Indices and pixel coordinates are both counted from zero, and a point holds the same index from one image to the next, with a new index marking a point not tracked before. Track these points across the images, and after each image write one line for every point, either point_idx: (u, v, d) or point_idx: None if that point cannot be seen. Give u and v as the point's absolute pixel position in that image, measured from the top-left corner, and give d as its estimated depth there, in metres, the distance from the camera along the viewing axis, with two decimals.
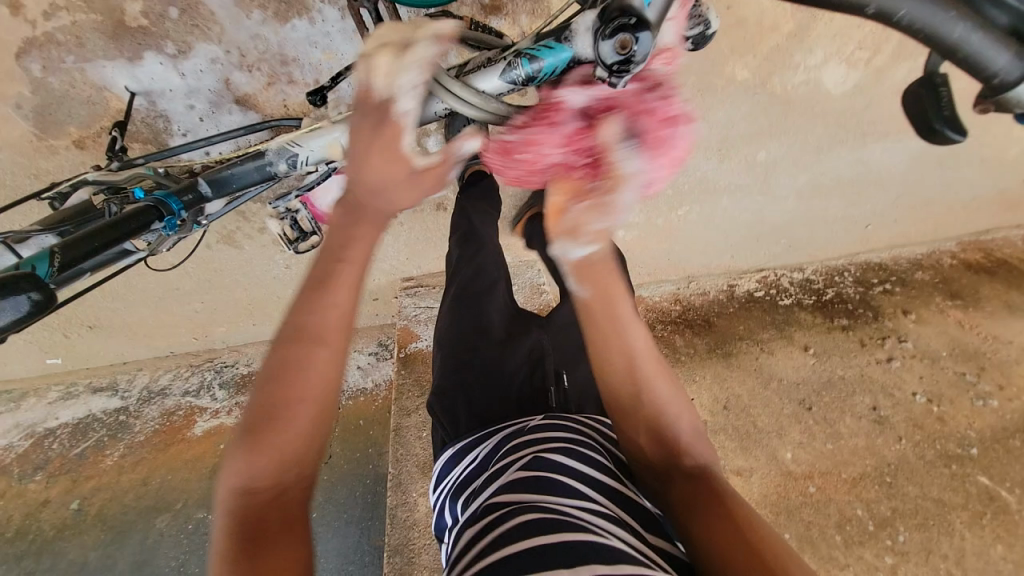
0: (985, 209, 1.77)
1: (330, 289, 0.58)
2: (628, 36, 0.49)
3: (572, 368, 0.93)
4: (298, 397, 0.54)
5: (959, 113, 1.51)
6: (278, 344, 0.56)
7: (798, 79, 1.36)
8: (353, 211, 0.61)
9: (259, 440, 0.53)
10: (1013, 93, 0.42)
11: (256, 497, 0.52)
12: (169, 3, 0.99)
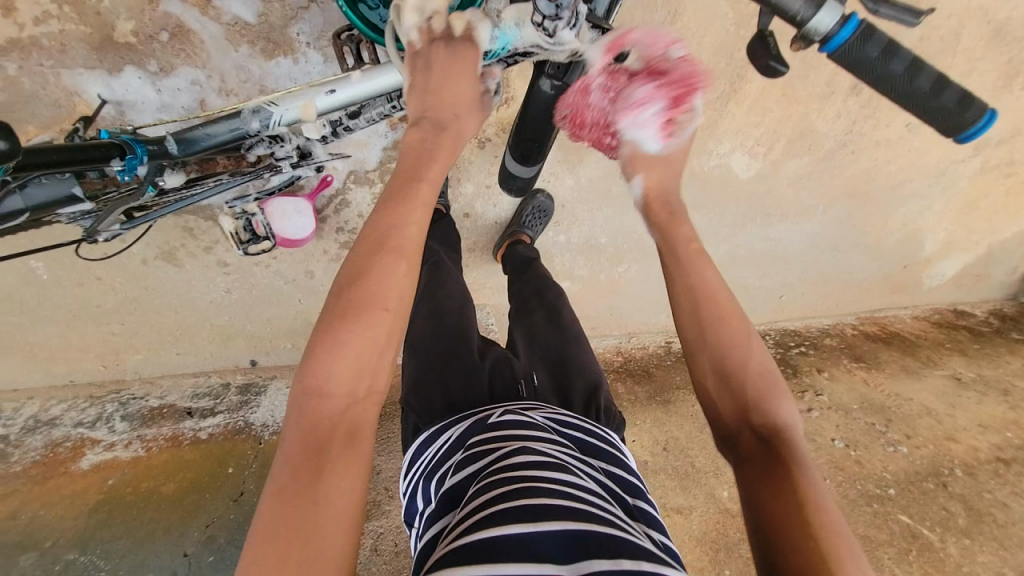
0: (875, 290, 2.06)
1: (406, 201, 0.63)
2: None
3: (540, 368, 0.87)
4: (378, 303, 0.59)
5: (843, 205, 1.84)
6: (357, 247, 0.61)
7: (713, 163, 1.63)
8: (428, 129, 0.70)
9: (341, 339, 0.57)
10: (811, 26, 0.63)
11: (328, 401, 0.57)
12: (163, 28, 1.09)
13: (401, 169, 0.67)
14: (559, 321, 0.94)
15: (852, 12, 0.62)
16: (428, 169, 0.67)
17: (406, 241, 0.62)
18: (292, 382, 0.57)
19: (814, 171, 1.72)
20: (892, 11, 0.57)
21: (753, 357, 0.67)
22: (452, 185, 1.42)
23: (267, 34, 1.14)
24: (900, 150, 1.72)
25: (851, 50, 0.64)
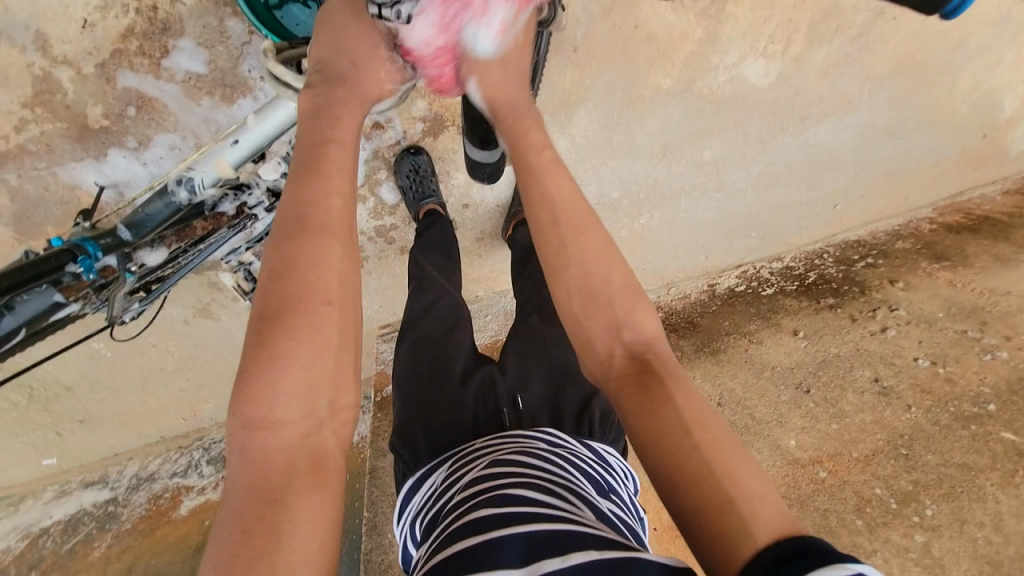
0: (949, 169, 1.76)
1: (323, 175, 0.62)
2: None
3: (526, 388, 0.85)
4: (320, 298, 0.58)
5: (895, 83, 1.56)
6: (281, 240, 0.59)
7: (722, 80, 1.42)
8: (334, 85, 0.69)
9: (287, 344, 0.56)
10: None
11: (285, 422, 0.55)
12: (128, 103, 1.12)
13: (307, 141, 0.64)
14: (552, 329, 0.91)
15: None
16: (335, 144, 0.65)
17: (336, 222, 0.61)
18: (230, 417, 0.55)
19: (851, 55, 1.47)
20: None
21: (612, 273, 0.69)
22: (442, 180, 1.37)
23: (221, 80, 1.13)
24: None
25: None
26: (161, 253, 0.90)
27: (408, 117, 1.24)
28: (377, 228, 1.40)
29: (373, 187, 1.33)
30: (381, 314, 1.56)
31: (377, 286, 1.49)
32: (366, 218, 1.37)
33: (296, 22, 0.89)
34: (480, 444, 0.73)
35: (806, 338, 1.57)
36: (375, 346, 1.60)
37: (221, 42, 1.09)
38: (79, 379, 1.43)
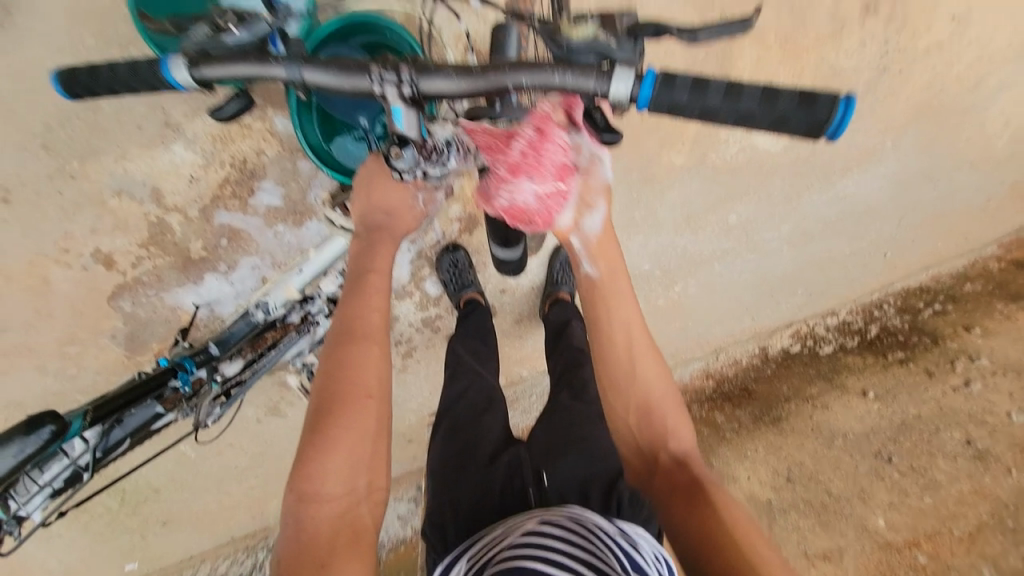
0: (1008, 204, 1.69)
1: (365, 295, 0.73)
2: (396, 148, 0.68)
3: (552, 464, 0.86)
4: (361, 394, 0.68)
5: (920, 128, 1.57)
6: (333, 345, 0.70)
7: (734, 150, 1.50)
8: (373, 233, 0.79)
9: (334, 436, 0.66)
10: (612, 96, 0.54)
11: (331, 499, 0.65)
12: (221, 236, 1.36)
13: (354, 274, 0.76)
14: (581, 404, 0.93)
15: (646, 66, 0.53)
16: (377, 271, 0.76)
17: (374, 330, 0.72)
18: (289, 489, 0.66)
19: (863, 111, 1.52)
20: (710, 32, 0.55)
21: (666, 392, 0.80)
22: (480, 270, 1.48)
23: (293, 209, 1.37)
24: (961, 49, 1.48)
25: (666, 101, 0.53)
26: (239, 363, 1.01)
27: (446, 220, 1.41)
28: (424, 318, 1.51)
29: (419, 282, 1.47)
30: (430, 402, 1.61)
31: (426, 374, 1.57)
32: (414, 312, 1.50)
33: (349, 153, 1.10)
34: (509, 527, 0.71)
35: (878, 398, 1.57)
36: (426, 434, 1.64)
37: (294, 180, 1.34)
38: (165, 481, 1.56)
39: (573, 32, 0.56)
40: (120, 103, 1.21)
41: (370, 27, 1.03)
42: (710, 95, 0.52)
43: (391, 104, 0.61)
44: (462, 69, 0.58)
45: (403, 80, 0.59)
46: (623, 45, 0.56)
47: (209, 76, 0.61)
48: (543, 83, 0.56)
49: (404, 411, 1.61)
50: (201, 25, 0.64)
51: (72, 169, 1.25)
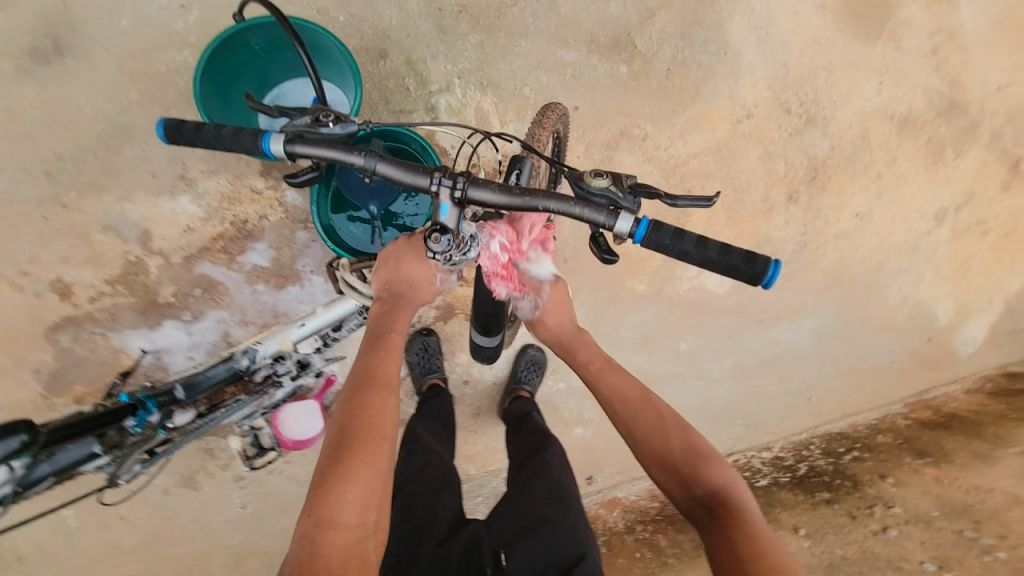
0: (910, 369, 1.96)
1: (391, 341, 0.80)
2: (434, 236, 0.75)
3: (512, 544, 0.83)
4: (381, 433, 0.70)
5: (835, 292, 1.89)
6: (357, 385, 0.74)
7: (686, 287, 1.72)
8: (397, 295, 0.87)
9: (355, 469, 0.66)
10: (614, 230, 0.68)
11: (343, 532, 0.64)
12: (196, 286, 1.37)
13: (379, 324, 0.82)
14: (541, 483, 0.92)
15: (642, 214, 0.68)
16: (397, 330, 0.83)
17: (394, 374, 0.77)
18: (304, 517, 0.64)
19: (787, 272, 1.84)
20: (686, 201, 0.76)
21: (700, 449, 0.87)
22: (447, 358, 1.53)
23: (278, 271, 1.41)
24: (859, 237, 1.88)
25: (654, 239, 0.68)
26: (191, 413, 1.02)
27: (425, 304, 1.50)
28: None
29: None
30: None
31: None
32: None
33: (351, 233, 1.26)
34: None
35: (808, 536, 1.60)
36: None
37: (288, 245, 1.40)
38: (34, 549, 1.35)
39: (591, 180, 0.70)
40: (141, 151, 1.30)
41: (401, 140, 1.20)
42: (686, 242, 0.67)
43: (440, 201, 0.74)
44: (504, 187, 0.72)
45: (456, 187, 0.72)
46: (627, 197, 0.70)
47: (300, 152, 0.74)
48: (565, 211, 0.71)
49: None
50: (305, 113, 0.75)
51: (68, 200, 1.28)
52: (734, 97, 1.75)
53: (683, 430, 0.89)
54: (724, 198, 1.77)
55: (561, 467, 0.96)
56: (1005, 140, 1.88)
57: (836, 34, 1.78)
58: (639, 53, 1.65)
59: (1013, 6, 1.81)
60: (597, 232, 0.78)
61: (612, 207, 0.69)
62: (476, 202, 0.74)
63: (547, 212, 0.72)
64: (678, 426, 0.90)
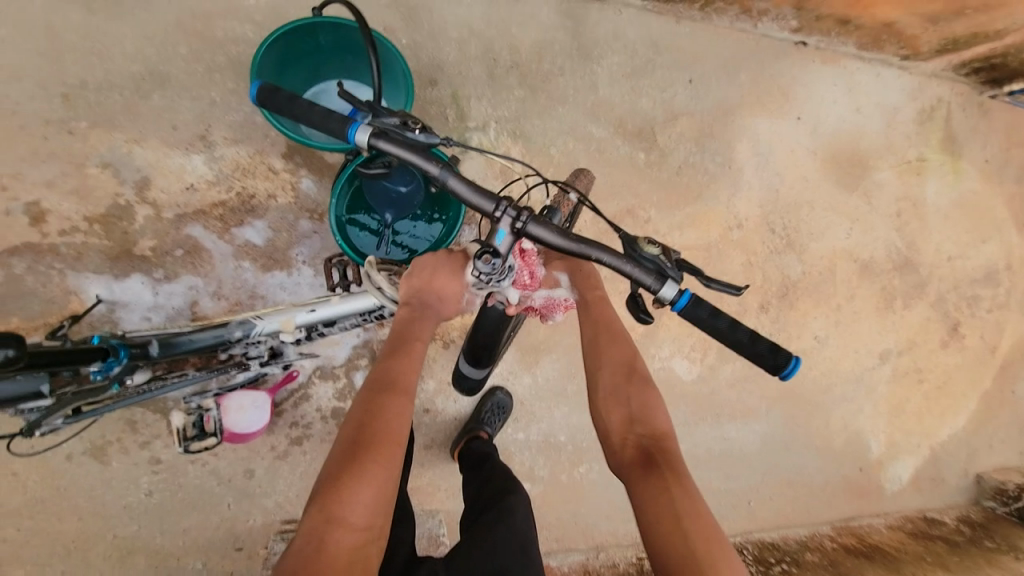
0: (841, 495, 2.08)
1: (410, 355, 0.90)
2: (486, 255, 0.83)
3: None
4: (394, 439, 0.79)
5: (788, 402, 2.02)
6: (378, 392, 0.83)
7: (657, 365, 1.88)
8: (421, 306, 0.96)
9: (368, 472, 0.74)
10: (661, 293, 0.82)
11: (351, 532, 0.71)
12: (178, 246, 1.35)
13: (402, 335, 0.92)
14: (503, 529, 0.96)
15: (687, 287, 0.81)
16: (421, 342, 0.93)
17: (409, 385, 0.86)
18: (315, 512, 0.71)
19: (748, 374, 1.96)
20: (718, 285, 0.81)
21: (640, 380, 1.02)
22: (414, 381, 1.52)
23: (269, 253, 1.38)
24: (815, 358, 2.03)
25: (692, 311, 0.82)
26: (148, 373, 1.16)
27: None
28: (335, 408, 1.46)
29: (349, 369, 1.47)
30: (291, 506, 1.47)
31: (304, 471, 1.46)
32: (331, 395, 1.46)
33: (357, 235, 1.29)
34: None
35: None
36: (261, 546, 1.45)
37: (287, 230, 1.38)
38: None
39: (645, 246, 0.83)
40: (169, 103, 1.35)
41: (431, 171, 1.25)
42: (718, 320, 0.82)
43: (500, 227, 0.85)
44: (571, 236, 0.85)
45: (526, 223, 0.84)
46: (673, 267, 0.82)
47: (379, 146, 0.84)
48: (616, 266, 0.84)
49: (255, 507, 1.45)
50: (395, 115, 0.84)
51: (80, 128, 1.33)
52: (730, 207, 1.93)
53: (641, 376, 1.01)
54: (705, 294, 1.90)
55: (524, 516, 1.01)
56: (948, 304, 2.12)
57: (823, 178, 2.02)
58: (657, 146, 1.83)
59: (970, 194, 2.12)
60: (636, 293, 0.85)
61: (658, 273, 0.82)
62: (531, 236, 0.85)
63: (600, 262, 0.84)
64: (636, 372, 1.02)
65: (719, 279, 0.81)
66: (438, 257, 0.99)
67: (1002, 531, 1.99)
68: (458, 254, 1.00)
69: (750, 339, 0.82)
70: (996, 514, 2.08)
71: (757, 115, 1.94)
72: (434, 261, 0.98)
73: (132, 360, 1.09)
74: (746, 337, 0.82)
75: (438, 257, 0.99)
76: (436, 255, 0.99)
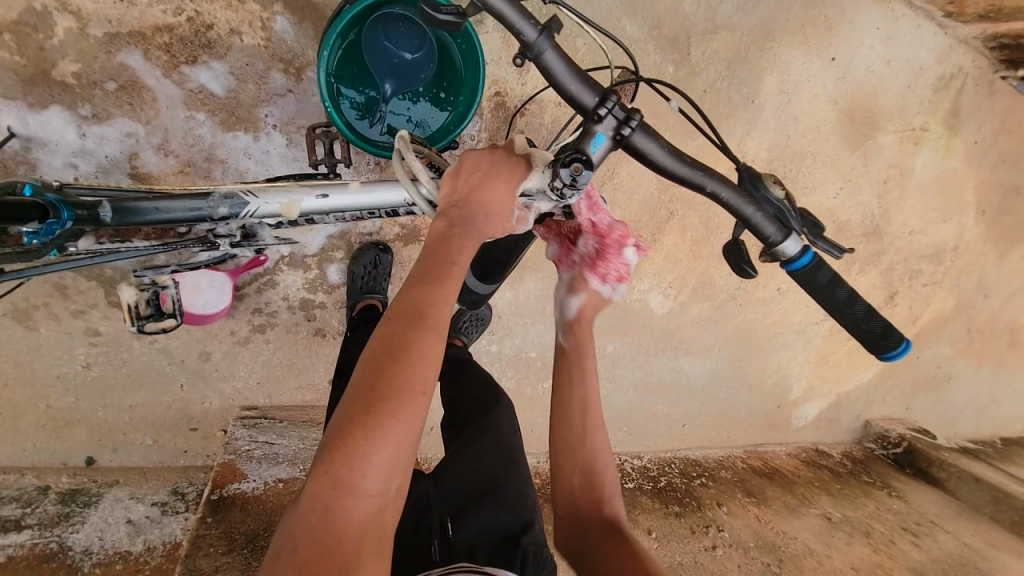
0: (757, 427, 2.36)
1: (443, 286, 0.79)
2: (579, 166, 0.79)
3: (459, 513, 0.93)
4: (418, 390, 0.71)
5: (738, 346, 2.18)
6: (403, 330, 0.74)
7: (634, 296, 1.97)
8: (456, 222, 0.84)
9: (386, 429, 0.68)
10: (779, 246, 0.87)
11: (365, 497, 0.68)
12: (112, 79, 1.12)
13: (436, 258, 0.81)
14: (494, 445, 1.01)
15: (807, 246, 0.87)
16: (458, 265, 0.82)
17: (439, 324, 0.76)
18: (324, 474, 0.66)
19: (712, 315, 2.07)
20: (825, 246, 0.88)
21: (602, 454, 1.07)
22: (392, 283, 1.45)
23: (230, 107, 1.17)
24: (772, 308, 2.14)
25: (809, 270, 0.87)
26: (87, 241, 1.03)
27: (390, 221, 1.38)
28: (304, 300, 1.40)
29: (323, 261, 1.38)
30: (251, 394, 1.47)
31: (266, 360, 1.45)
32: (299, 286, 1.39)
33: (342, 99, 1.07)
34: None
35: None
36: (217, 429, 1.48)
37: (255, 82, 1.16)
38: None
39: (771, 188, 0.87)
40: None
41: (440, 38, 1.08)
42: (831, 281, 0.87)
43: (600, 129, 0.80)
44: (690, 166, 0.86)
45: (643, 139, 0.83)
46: (794, 217, 0.87)
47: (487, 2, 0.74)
48: (738, 206, 0.86)
49: (213, 391, 1.45)
50: None
51: None
52: (740, 144, 1.84)
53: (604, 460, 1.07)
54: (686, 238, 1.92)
55: (508, 427, 1.06)
56: (895, 274, 2.27)
57: (834, 131, 1.96)
58: (687, 61, 1.67)
59: (951, 173, 2.16)
60: (739, 240, 0.87)
61: (780, 220, 0.87)
62: (635, 146, 0.84)
63: (716, 197, 0.86)
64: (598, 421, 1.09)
65: (827, 238, 0.87)
66: (500, 156, 0.89)
67: (878, 470, 2.36)
68: (520, 158, 0.89)
69: (861, 323, 0.87)
70: (873, 453, 2.45)
71: (792, 46, 1.78)
72: (492, 158, 0.89)
73: (76, 223, 0.92)
74: (858, 321, 0.87)
75: (495, 155, 0.89)
76: (496, 150, 0.90)
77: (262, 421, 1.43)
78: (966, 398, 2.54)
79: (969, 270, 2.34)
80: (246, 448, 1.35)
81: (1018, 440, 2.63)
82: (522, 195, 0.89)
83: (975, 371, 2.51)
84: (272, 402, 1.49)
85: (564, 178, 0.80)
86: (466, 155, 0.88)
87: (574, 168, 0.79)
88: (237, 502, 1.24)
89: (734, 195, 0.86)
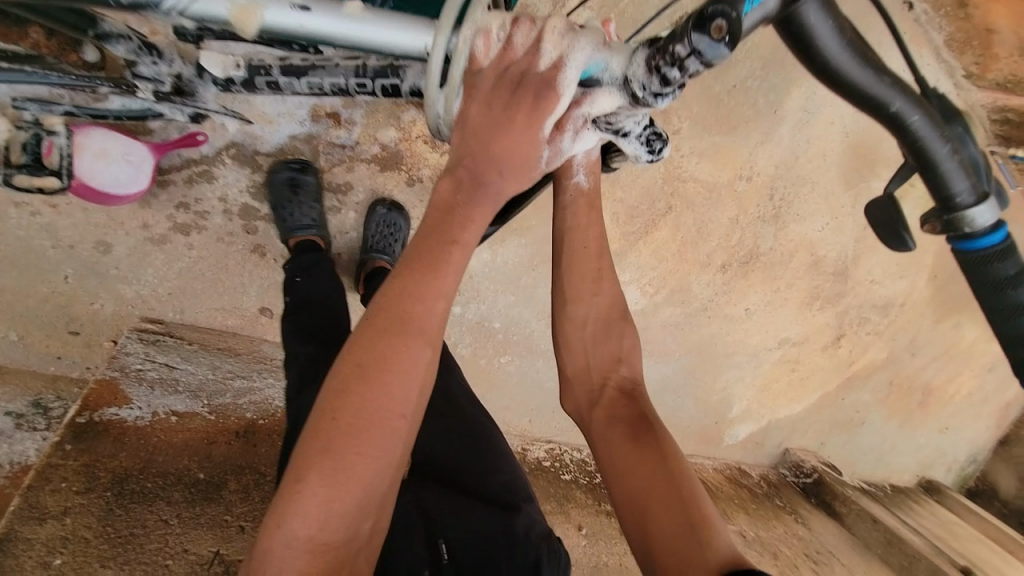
0: (692, 439, 2.40)
1: (438, 274, 0.69)
2: (723, 25, 0.53)
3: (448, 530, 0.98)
4: (396, 412, 0.65)
5: (698, 359, 2.17)
6: (382, 336, 0.66)
7: None
8: (476, 188, 0.74)
9: (347, 456, 0.62)
10: (964, 212, 0.67)
11: (335, 535, 0.62)
12: None
13: (435, 238, 0.71)
14: (473, 449, 1.06)
15: (1003, 223, 0.66)
16: (460, 244, 0.72)
17: (432, 328, 0.68)
18: (277, 521, 0.61)
19: (681, 322, 2.05)
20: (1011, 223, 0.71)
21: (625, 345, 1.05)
22: (340, 208, 1.30)
23: None
24: (736, 325, 2.13)
25: (993, 255, 0.66)
26: None
27: (369, 135, 1.22)
28: (245, 206, 1.26)
29: (278, 165, 1.23)
30: (157, 304, 1.34)
31: (183, 268, 1.30)
32: (243, 187, 1.24)
33: None
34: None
35: (587, 538, 1.44)
36: (103, 337, 1.35)
37: None
38: None
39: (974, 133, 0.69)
40: None
41: None
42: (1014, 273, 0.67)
43: None
44: (874, 71, 0.64)
45: (822, 19, 0.60)
46: (990, 180, 0.68)
47: None
48: (931, 141, 0.65)
49: (106, 291, 1.30)
50: None
51: None
52: (751, 154, 1.78)
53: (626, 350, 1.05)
54: (673, 236, 1.87)
55: (489, 428, 1.10)
56: (847, 316, 2.25)
57: (837, 162, 1.86)
58: None
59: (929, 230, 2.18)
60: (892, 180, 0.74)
61: (976, 180, 0.67)
62: (803, 22, 0.61)
63: (903, 121, 0.65)
64: (618, 313, 1.06)
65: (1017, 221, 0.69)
66: (562, 39, 0.69)
67: (789, 497, 2.45)
68: (596, 35, 0.69)
69: None
70: (785, 479, 2.57)
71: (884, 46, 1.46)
72: (545, 43, 0.70)
73: None
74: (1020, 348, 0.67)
75: (550, 35, 0.70)
76: (554, 29, 0.69)
77: (166, 339, 1.32)
78: (874, 442, 2.66)
79: (906, 328, 2.36)
80: (135, 367, 1.23)
81: (903, 488, 2.80)
82: (553, 121, 0.73)
83: (885, 421, 2.62)
84: (183, 320, 1.37)
85: (680, 47, 0.57)
86: (468, 101, 0.72)
87: (707, 31, 0.54)
88: (110, 432, 1.12)
89: (929, 125, 0.65)
